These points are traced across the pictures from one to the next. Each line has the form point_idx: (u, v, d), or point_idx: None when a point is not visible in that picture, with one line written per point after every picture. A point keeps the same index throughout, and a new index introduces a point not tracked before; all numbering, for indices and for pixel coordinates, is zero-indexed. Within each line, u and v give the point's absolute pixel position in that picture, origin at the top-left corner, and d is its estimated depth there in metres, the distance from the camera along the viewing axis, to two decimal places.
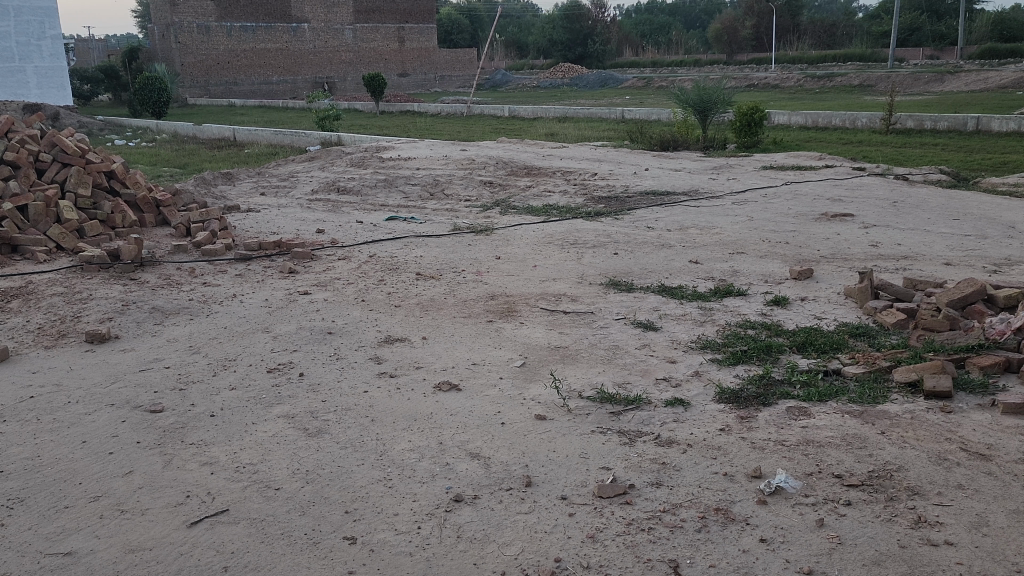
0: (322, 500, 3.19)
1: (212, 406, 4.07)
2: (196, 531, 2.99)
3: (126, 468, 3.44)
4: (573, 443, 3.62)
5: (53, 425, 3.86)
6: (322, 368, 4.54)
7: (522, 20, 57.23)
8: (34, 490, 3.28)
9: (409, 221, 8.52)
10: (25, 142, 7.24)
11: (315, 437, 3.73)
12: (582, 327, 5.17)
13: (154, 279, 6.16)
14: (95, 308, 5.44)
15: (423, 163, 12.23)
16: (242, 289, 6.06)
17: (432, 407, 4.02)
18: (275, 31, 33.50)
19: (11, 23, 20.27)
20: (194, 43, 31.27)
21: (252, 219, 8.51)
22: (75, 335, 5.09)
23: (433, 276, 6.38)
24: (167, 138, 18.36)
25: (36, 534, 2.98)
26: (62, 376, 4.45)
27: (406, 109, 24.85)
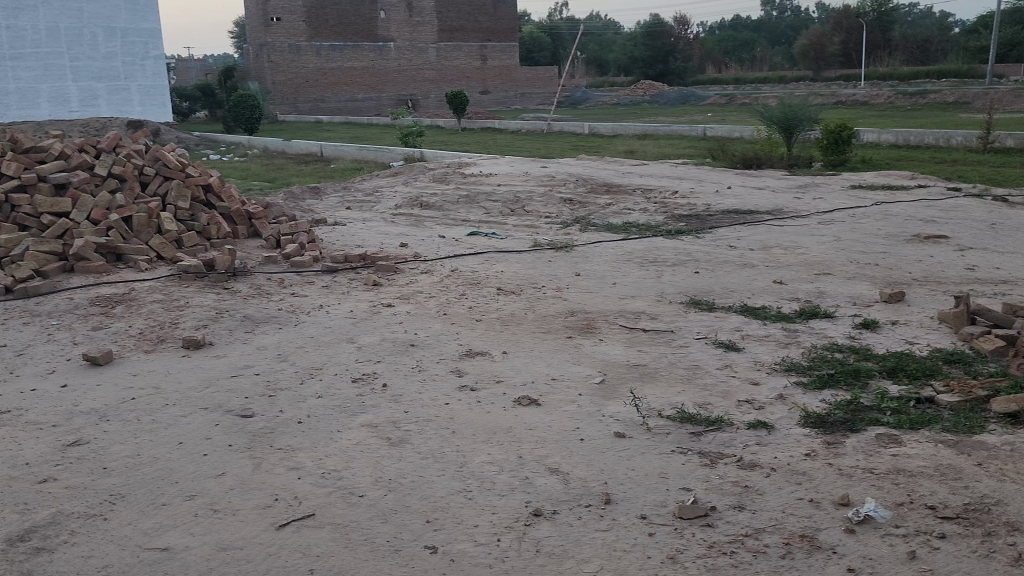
0: (404, 508, 3.26)
1: (299, 413, 4.19)
2: (284, 533, 3.09)
3: (218, 470, 3.58)
4: (653, 463, 3.59)
5: (151, 426, 4.05)
6: (404, 380, 4.63)
7: (603, 38, 57.19)
8: (134, 487, 3.44)
9: (490, 236, 8.61)
10: (132, 156, 7.62)
11: (397, 446, 3.81)
12: (661, 345, 5.13)
13: (245, 289, 6.41)
14: (190, 316, 5.69)
15: (504, 179, 12.36)
16: (328, 300, 6.23)
17: (511, 421, 4.05)
18: (362, 50, 34.39)
19: (118, 44, 21.36)
20: (285, 62, 32.46)
21: (338, 232, 8.75)
22: (172, 341, 5.33)
23: (513, 291, 6.43)
24: (258, 154, 19.06)
25: (134, 529, 3.12)
26: (160, 380, 4.67)
27: (487, 126, 25.16)
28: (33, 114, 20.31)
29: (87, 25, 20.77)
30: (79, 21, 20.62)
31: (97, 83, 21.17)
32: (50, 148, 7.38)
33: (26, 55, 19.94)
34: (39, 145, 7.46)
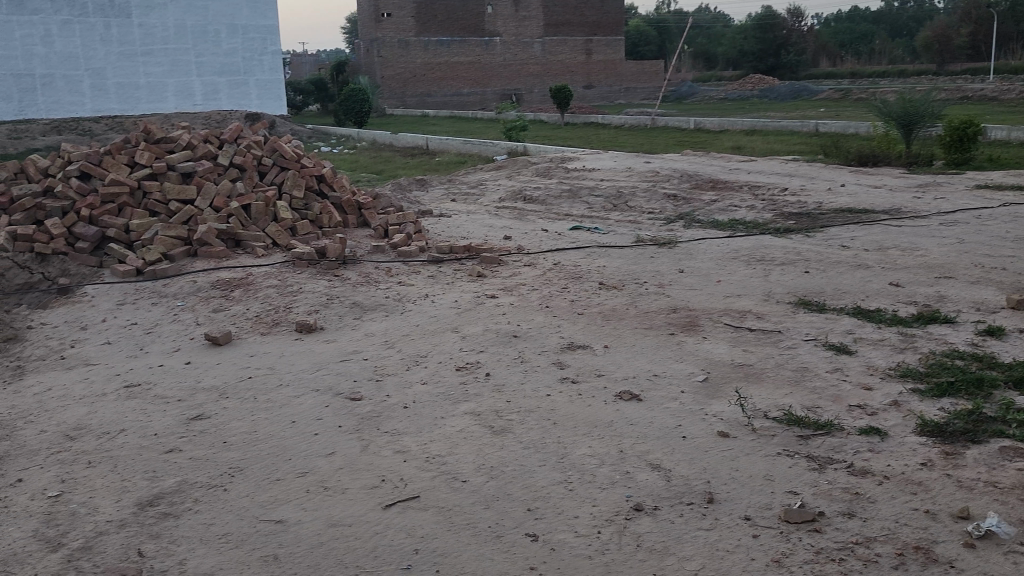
0: (506, 496, 3.30)
1: (404, 398, 4.31)
2: (390, 513, 3.19)
3: (328, 450, 3.72)
4: (758, 464, 3.52)
5: (267, 404, 4.25)
6: (507, 370, 4.69)
7: (712, 31, 55.94)
8: (251, 462, 3.62)
9: (592, 231, 8.60)
10: (252, 146, 7.99)
11: (499, 434, 3.87)
12: (767, 346, 5.00)
13: (355, 276, 6.63)
14: (304, 301, 5.93)
15: (607, 174, 12.29)
16: (433, 290, 6.36)
17: (612, 415, 4.05)
18: (468, 45, 34.85)
19: (238, 40, 22.38)
20: (394, 57, 33.29)
21: (444, 224, 8.91)
22: (286, 324, 5.56)
23: (615, 286, 6.40)
24: (367, 146, 19.59)
25: (252, 501, 3.28)
26: (275, 361, 4.88)
27: (591, 120, 25.05)
28: (161, 107, 21.47)
29: (211, 22, 21.83)
30: (204, 18, 21.68)
31: (218, 77, 22.21)
32: (179, 138, 7.81)
33: (155, 51, 21.12)
34: (169, 136, 7.90)
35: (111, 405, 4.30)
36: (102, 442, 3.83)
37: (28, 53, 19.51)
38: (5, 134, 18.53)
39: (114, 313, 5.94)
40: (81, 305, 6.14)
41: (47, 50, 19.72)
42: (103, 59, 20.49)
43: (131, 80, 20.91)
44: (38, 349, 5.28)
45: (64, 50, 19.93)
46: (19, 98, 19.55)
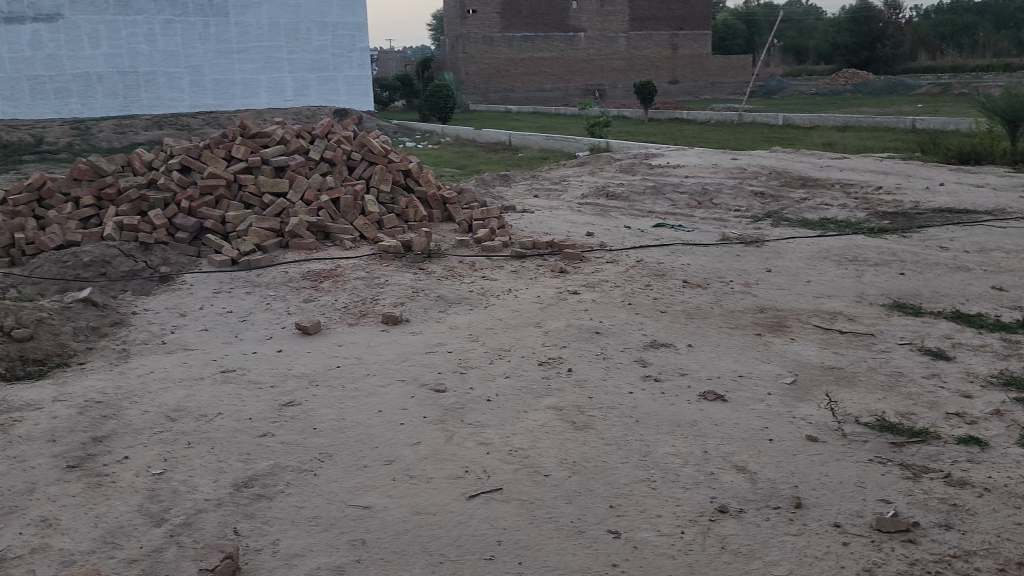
0: (588, 491, 3.30)
1: (487, 391, 4.36)
2: (473, 503, 3.23)
3: (413, 439, 3.79)
4: (849, 470, 3.42)
5: (355, 393, 4.36)
6: (589, 366, 4.69)
7: (804, 23, 54.30)
8: (339, 448, 3.72)
9: (677, 228, 8.48)
10: (341, 142, 8.21)
11: (581, 430, 3.87)
12: (859, 349, 4.85)
13: (439, 270, 6.73)
14: (390, 293, 6.05)
15: (693, 171, 12.10)
16: (516, 285, 6.39)
17: (696, 415, 4.00)
18: (552, 40, 34.81)
19: (329, 38, 22.94)
20: (478, 53, 33.56)
21: (526, 220, 8.95)
22: (373, 316, 5.69)
23: (700, 285, 6.31)
24: (451, 142, 19.80)
25: (340, 486, 3.37)
26: (362, 351, 5.00)
27: (676, 116, 24.70)
28: (254, 103, 22.19)
29: (303, 20, 22.43)
30: (296, 16, 22.29)
31: (308, 74, 22.81)
32: (272, 134, 8.07)
33: (250, 48, 21.85)
34: (263, 131, 8.18)
35: (207, 389, 4.48)
36: (200, 424, 4.00)
37: (133, 51, 20.50)
38: (111, 129, 19.52)
39: (210, 301, 6.18)
40: (180, 293, 6.41)
41: (150, 48, 20.67)
42: (202, 57, 21.33)
43: (226, 77, 21.69)
44: (140, 334, 5.54)
45: (166, 48, 20.85)
46: (123, 94, 20.57)
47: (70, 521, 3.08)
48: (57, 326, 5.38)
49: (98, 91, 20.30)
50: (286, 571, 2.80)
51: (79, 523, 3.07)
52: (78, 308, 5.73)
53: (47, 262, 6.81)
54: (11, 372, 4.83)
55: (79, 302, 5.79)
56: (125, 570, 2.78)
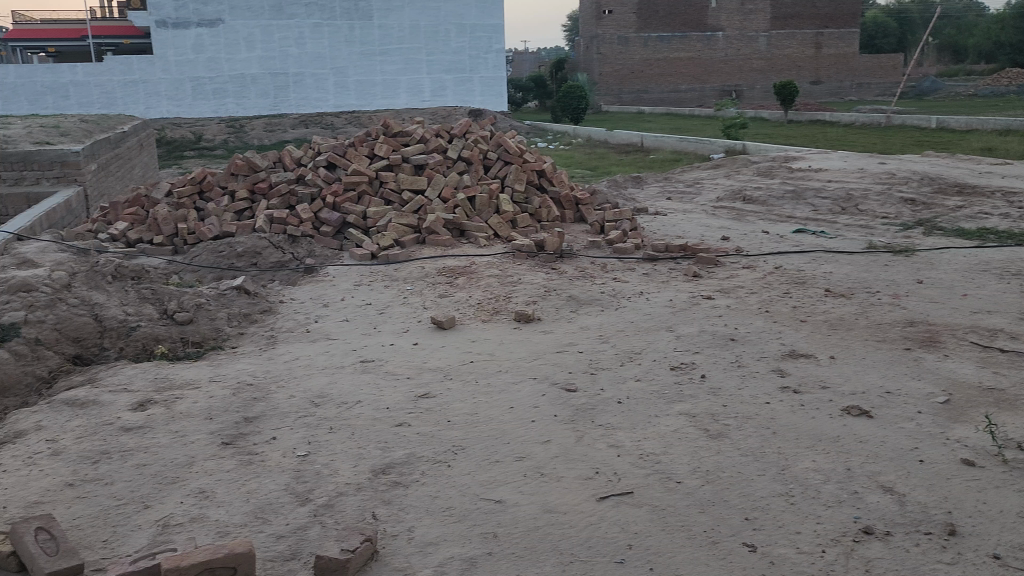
0: (722, 502, 3.22)
1: (619, 393, 4.33)
2: (604, 505, 3.22)
3: (544, 437, 3.81)
4: (1010, 499, 3.18)
5: (487, 388, 4.44)
6: (724, 373, 4.57)
7: (964, 19, 50.74)
8: (472, 441, 3.79)
9: (818, 235, 8.15)
10: (478, 142, 8.39)
11: (716, 438, 3.77)
12: (1023, 370, 4.49)
13: (571, 270, 6.75)
14: (522, 292, 6.12)
15: (836, 175, 11.58)
16: (648, 288, 6.32)
17: (839, 430, 3.82)
18: (689, 40, 34.13)
19: (466, 40, 23.21)
20: (613, 53, 33.50)
21: (660, 222, 8.83)
22: (506, 313, 5.76)
23: (843, 294, 6.03)
24: (582, 143, 19.78)
25: (473, 479, 3.43)
26: (494, 348, 5.07)
27: (818, 118, 23.70)
28: (393, 103, 22.87)
29: (443, 22, 22.83)
30: (436, 19, 22.72)
31: (446, 75, 23.17)
32: (413, 133, 8.35)
33: (391, 50, 22.54)
34: (404, 130, 8.47)
35: (348, 377, 4.67)
36: (341, 411, 4.18)
37: (284, 54, 21.69)
38: (262, 128, 20.77)
39: (351, 293, 6.43)
40: (324, 284, 6.71)
41: (300, 51, 21.78)
42: (346, 59, 22.24)
43: (368, 77, 22.49)
44: (287, 322, 5.83)
45: (314, 50, 21.90)
46: (274, 94, 21.78)
47: (225, 495, 3.29)
48: (213, 311, 5.75)
49: (251, 91, 21.65)
50: (421, 558, 2.88)
51: (233, 497, 3.27)
52: (232, 295, 6.11)
53: (204, 251, 7.24)
54: (173, 352, 5.24)
55: (233, 289, 6.19)
56: (274, 544, 2.93)
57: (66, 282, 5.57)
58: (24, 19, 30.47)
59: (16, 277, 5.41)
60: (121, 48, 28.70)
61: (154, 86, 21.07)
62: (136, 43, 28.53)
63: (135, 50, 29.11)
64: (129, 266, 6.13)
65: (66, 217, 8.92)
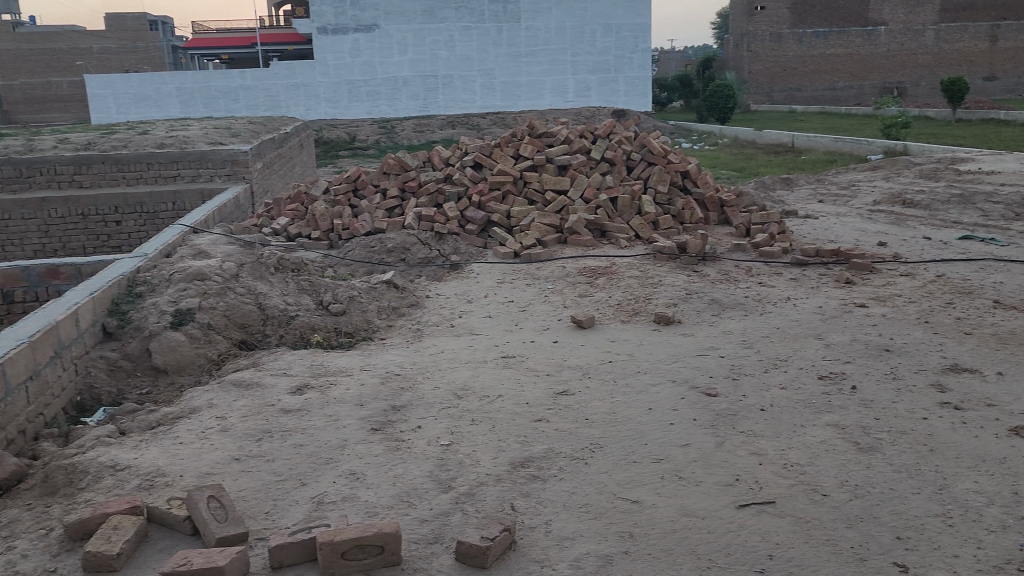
0: (872, 518, 3.08)
1: (762, 400, 4.22)
2: (744, 513, 3.15)
3: (684, 441, 3.78)
4: None
5: (626, 389, 4.43)
6: (877, 386, 4.34)
7: None
8: (609, 441, 3.81)
9: (988, 242, 7.59)
10: (622, 142, 8.38)
11: (866, 452, 3.61)
12: None
13: (714, 273, 6.63)
14: (663, 294, 6.07)
15: (1011, 178, 10.72)
16: (797, 293, 6.10)
17: (1006, 451, 3.56)
18: (848, 35, 32.42)
19: (612, 39, 22.94)
20: (765, 51, 32.57)
21: (810, 226, 8.49)
22: (646, 315, 5.73)
23: (1015, 307, 5.59)
24: (729, 143, 19.26)
25: (610, 478, 3.45)
26: (633, 349, 5.06)
27: (991, 117, 22.01)
28: (538, 104, 23.03)
29: (589, 23, 22.73)
30: (583, 19, 22.67)
31: (591, 75, 23.05)
32: (557, 133, 8.43)
33: (537, 51, 22.74)
34: (549, 131, 8.56)
35: (490, 371, 4.80)
36: (483, 404, 4.29)
37: (434, 57, 22.43)
38: (411, 128, 21.53)
39: (494, 290, 6.58)
40: (468, 281, 6.91)
41: (450, 53, 22.45)
42: (493, 61, 22.66)
43: (514, 79, 22.79)
44: (433, 316, 6.05)
45: (463, 53, 22.50)
46: (424, 96, 22.56)
47: (373, 478, 3.46)
48: (365, 304, 6.06)
49: (403, 93, 22.52)
50: (558, 552, 2.92)
51: (381, 480, 3.44)
52: (382, 288, 6.40)
53: (358, 246, 7.61)
54: (327, 341, 5.55)
55: (384, 283, 6.48)
56: (419, 527, 3.06)
57: (235, 272, 6.03)
58: (202, 28, 32.92)
59: (192, 266, 5.89)
60: (286, 54, 30.57)
61: (314, 89, 22.34)
62: (299, 49, 30.24)
63: (298, 55, 30.87)
64: (290, 259, 6.56)
65: (235, 211, 9.61)
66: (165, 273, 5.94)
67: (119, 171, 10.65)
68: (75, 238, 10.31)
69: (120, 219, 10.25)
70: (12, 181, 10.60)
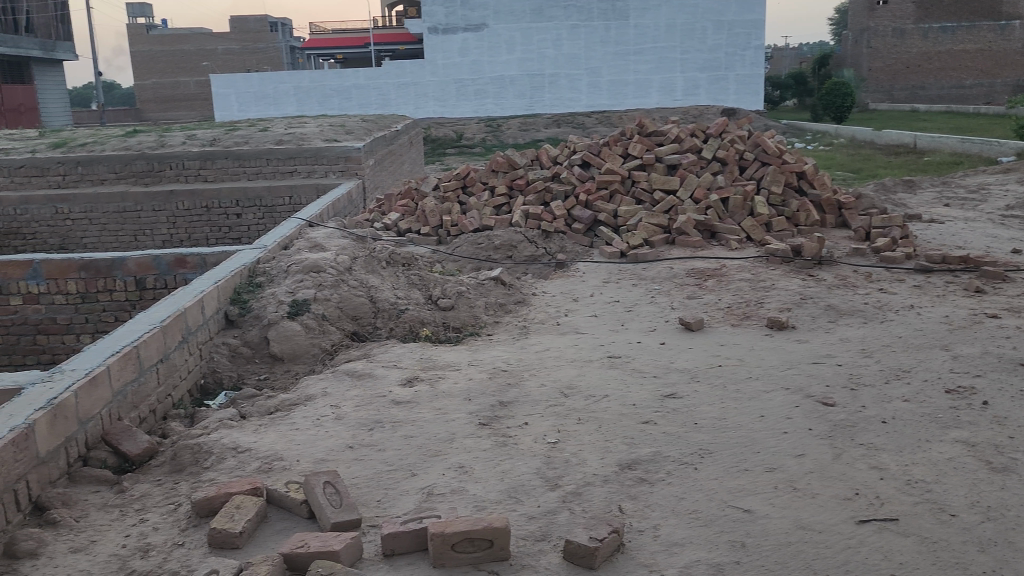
0: (1006, 543, 2.90)
1: (884, 412, 4.03)
2: (865, 529, 3.01)
3: (799, 451, 3.64)
4: None
5: (736, 394, 4.31)
6: (1011, 403, 4.07)
7: None
8: (720, 446, 3.72)
9: None
10: (735, 141, 8.17)
11: (999, 473, 3.39)
12: None
13: (830, 278, 6.38)
14: (776, 298, 5.88)
15: None
16: (920, 301, 5.80)
17: None
18: (979, 30, 30.47)
19: (724, 36, 22.27)
20: (886, 47, 31.05)
21: (936, 231, 8.06)
22: (758, 319, 5.57)
23: None
24: (845, 143, 18.50)
25: (720, 485, 3.36)
26: (744, 353, 4.93)
27: None
28: (645, 103, 22.67)
29: (700, 20, 22.15)
30: (694, 16, 22.14)
31: (700, 74, 22.44)
32: (668, 132, 8.29)
33: (645, 49, 22.39)
34: (659, 130, 8.44)
35: (596, 371, 4.77)
36: (589, 403, 4.27)
37: (541, 56, 22.52)
38: (517, 127, 21.64)
39: (600, 290, 6.54)
40: (574, 279, 6.89)
41: (557, 52, 22.49)
42: (601, 59, 22.51)
43: (621, 77, 22.53)
44: (539, 313, 6.06)
45: (570, 51, 22.48)
46: (530, 95, 22.66)
47: (482, 472, 3.49)
48: (473, 299, 6.13)
49: (509, 92, 22.72)
50: (668, 557, 2.87)
51: (490, 475, 3.46)
52: (489, 285, 6.46)
53: (466, 242, 7.71)
54: (435, 335, 5.64)
55: (491, 280, 6.54)
56: (527, 524, 3.07)
57: (348, 265, 6.22)
58: (319, 29, 34.04)
59: (309, 258, 6.11)
60: (397, 54, 31.29)
61: (423, 87, 22.84)
62: (409, 49, 30.89)
63: (409, 54, 31.51)
64: (401, 254, 6.71)
65: (348, 207, 9.90)
66: (283, 264, 6.17)
67: (241, 167, 11.15)
68: (199, 228, 10.89)
69: (240, 212, 10.75)
70: (145, 175, 11.28)
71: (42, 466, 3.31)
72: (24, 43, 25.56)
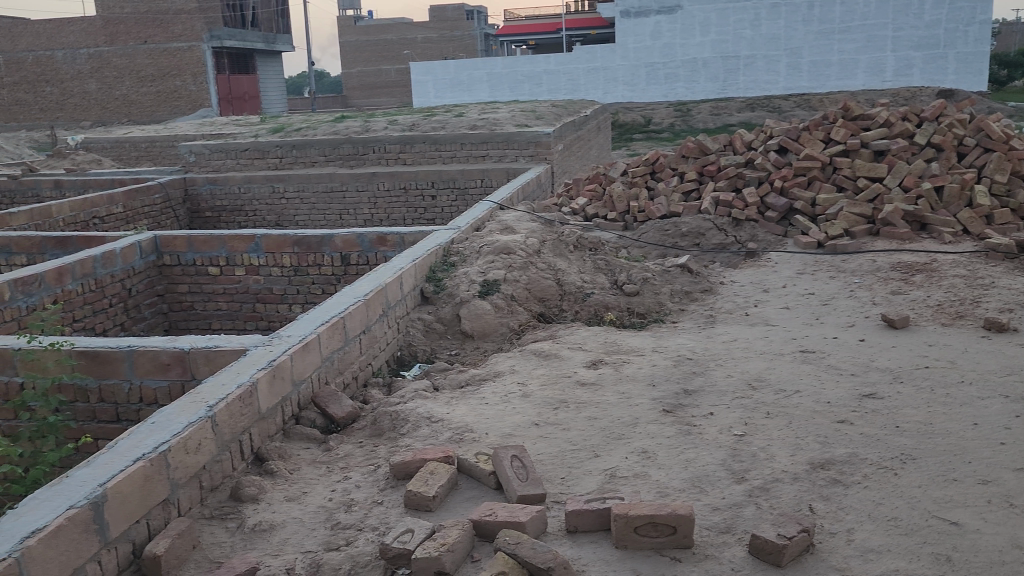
0: None
1: None
2: None
3: (1019, 464, 3.32)
4: None
5: (946, 399, 4.00)
6: None
7: None
8: (924, 453, 3.47)
9: None
10: (954, 126, 7.51)
11: None
12: None
13: None
14: (996, 298, 5.38)
15: None
16: None
17: None
18: None
19: (944, 10, 20.23)
20: None
21: None
22: (973, 319, 5.12)
23: None
24: None
25: (925, 494, 3.15)
26: (956, 355, 4.56)
27: None
28: (849, 84, 21.27)
29: None
30: None
31: (915, 52, 20.64)
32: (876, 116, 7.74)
33: (853, 27, 20.95)
34: (866, 113, 7.89)
35: (788, 365, 4.59)
36: (779, 397, 4.12)
37: (738, 37, 21.76)
38: (708, 111, 21.05)
39: (794, 281, 6.26)
40: (765, 270, 6.64)
41: (754, 32, 21.60)
42: (802, 39, 21.36)
43: (824, 58, 21.28)
44: (727, 303, 5.90)
45: (770, 32, 21.51)
46: (723, 78, 21.99)
47: (666, 458, 3.48)
48: (659, 286, 6.08)
49: (702, 75, 22.17)
50: (862, 563, 2.73)
51: (673, 462, 3.44)
52: (675, 272, 6.39)
53: (653, 229, 7.62)
54: (620, 320, 5.65)
55: (678, 267, 6.45)
56: (711, 514, 3.03)
57: (537, 248, 6.37)
58: (513, 16, 34.72)
59: (499, 240, 6.29)
60: (589, 38, 31.42)
61: (613, 72, 22.78)
62: (601, 32, 30.81)
63: (600, 38, 31.45)
64: (588, 238, 6.78)
65: (537, 191, 10.08)
66: (475, 245, 6.38)
67: (437, 151, 11.64)
68: (397, 209, 11.47)
69: (435, 195, 11.20)
70: (350, 158, 12.07)
71: (263, 420, 3.66)
72: (250, 36, 27.98)
